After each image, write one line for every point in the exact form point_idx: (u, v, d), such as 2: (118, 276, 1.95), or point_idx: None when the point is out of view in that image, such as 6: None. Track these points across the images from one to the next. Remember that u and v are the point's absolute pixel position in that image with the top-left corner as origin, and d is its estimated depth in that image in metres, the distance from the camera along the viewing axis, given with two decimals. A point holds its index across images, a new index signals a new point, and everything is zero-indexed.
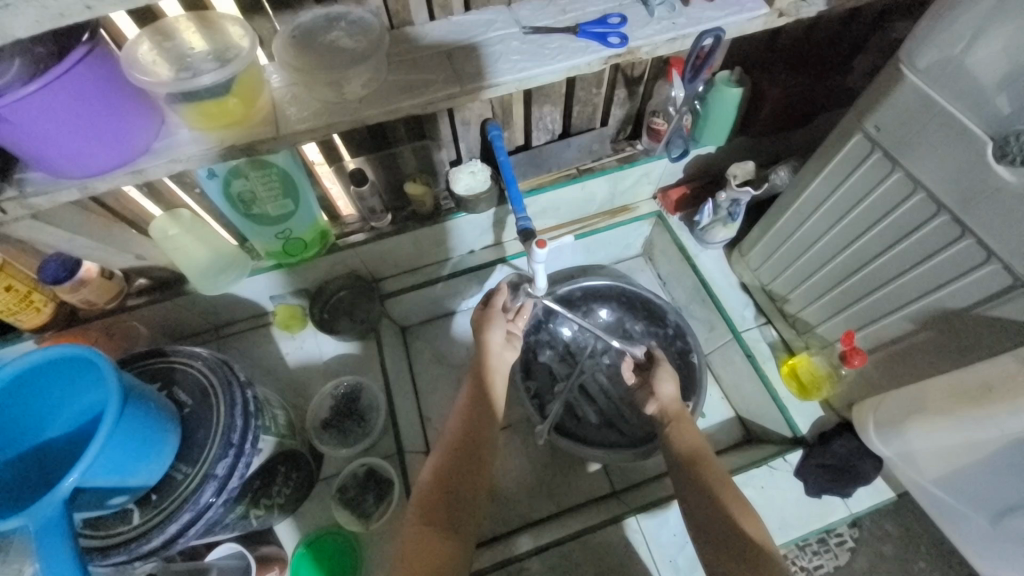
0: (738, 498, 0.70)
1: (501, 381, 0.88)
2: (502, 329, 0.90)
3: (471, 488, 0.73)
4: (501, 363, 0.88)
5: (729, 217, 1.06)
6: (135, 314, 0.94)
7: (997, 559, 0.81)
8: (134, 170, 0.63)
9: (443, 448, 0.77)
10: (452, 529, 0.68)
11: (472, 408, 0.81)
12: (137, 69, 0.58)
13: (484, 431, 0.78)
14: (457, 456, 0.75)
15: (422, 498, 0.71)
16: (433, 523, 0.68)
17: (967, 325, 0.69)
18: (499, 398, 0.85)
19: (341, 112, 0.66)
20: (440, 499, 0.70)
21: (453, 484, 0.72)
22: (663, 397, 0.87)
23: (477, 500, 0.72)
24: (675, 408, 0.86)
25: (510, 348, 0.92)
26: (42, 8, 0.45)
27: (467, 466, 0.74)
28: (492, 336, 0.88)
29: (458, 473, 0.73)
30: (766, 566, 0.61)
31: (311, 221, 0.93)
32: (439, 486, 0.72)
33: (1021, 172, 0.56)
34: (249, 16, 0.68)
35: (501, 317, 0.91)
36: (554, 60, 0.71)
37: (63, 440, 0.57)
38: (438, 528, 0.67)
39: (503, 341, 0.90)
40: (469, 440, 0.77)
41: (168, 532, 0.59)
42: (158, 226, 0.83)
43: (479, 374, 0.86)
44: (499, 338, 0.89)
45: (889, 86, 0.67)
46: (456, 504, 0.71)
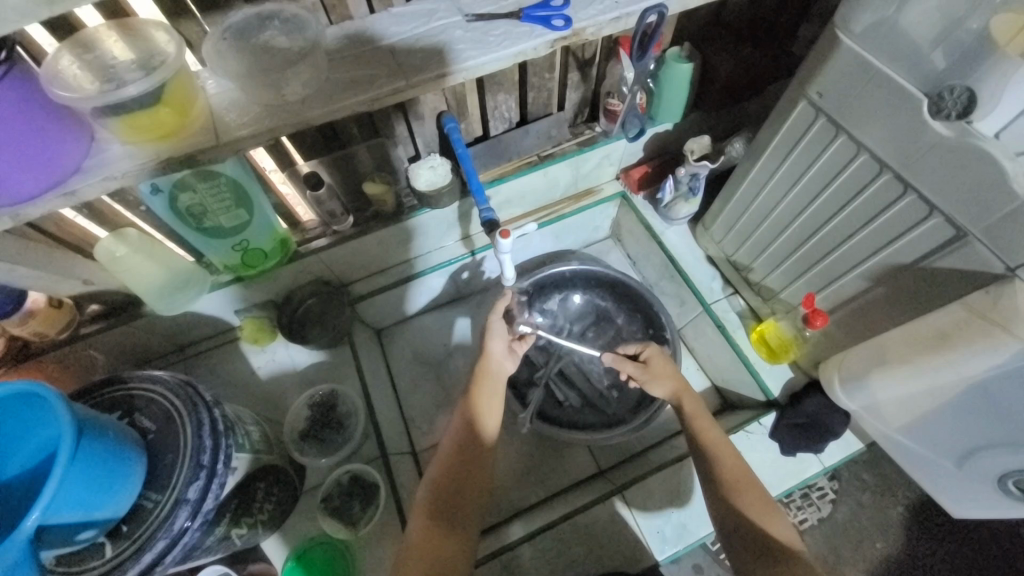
0: (757, 495, 0.70)
1: (498, 389, 0.84)
2: (504, 339, 0.88)
3: (473, 488, 0.73)
4: (500, 372, 0.86)
5: (690, 193, 1.07)
6: (91, 343, 0.90)
7: (964, 498, 0.86)
8: (66, 192, 0.59)
9: (447, 449, 0.77)
10: (454, 526, 0.70)
11: (472, 407, 0.81)
12: (58, 86, 0.55)
13: (469, 428, 0.78)
14: (458, 457, 0.75)
15: (426, 496, 0.72)
16: (437, 521, 0.70)
17: (914, 279, 0.72)
18: (485, 404, 0.81)
19: (285, 114, 0.64)
20: (442, 500, 0.72)
21: (455, 485, 0.73)
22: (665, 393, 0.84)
23: (477, 499, 0.73)
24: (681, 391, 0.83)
25: (511, 358, 0.89)
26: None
27: (468, 466, 0.75)
28: (492, 344, 0.87)
29: (458, 474, 0.74)
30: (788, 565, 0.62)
31: (269, 230, 0.90)
32: (445, 486, 0.72)
33: (957, 126, 0.59)
34: (175, 20, 0.64)
35: (502, 326, 0.90)
36: (499, 47, 0.69)
37: (18, 482, 0.54)
38: (441, 527, 0.69)
39: (506, 350, 0.89)
40: (468, 441, 0.77)
41: (142, 562, 0.57)
42: (103, 248, 0.80)
43: (481, 383, 0.83)
44: (501, 348, 0.88)
45: (828, 52, 0.68)
46: (457, 503, 0.72)
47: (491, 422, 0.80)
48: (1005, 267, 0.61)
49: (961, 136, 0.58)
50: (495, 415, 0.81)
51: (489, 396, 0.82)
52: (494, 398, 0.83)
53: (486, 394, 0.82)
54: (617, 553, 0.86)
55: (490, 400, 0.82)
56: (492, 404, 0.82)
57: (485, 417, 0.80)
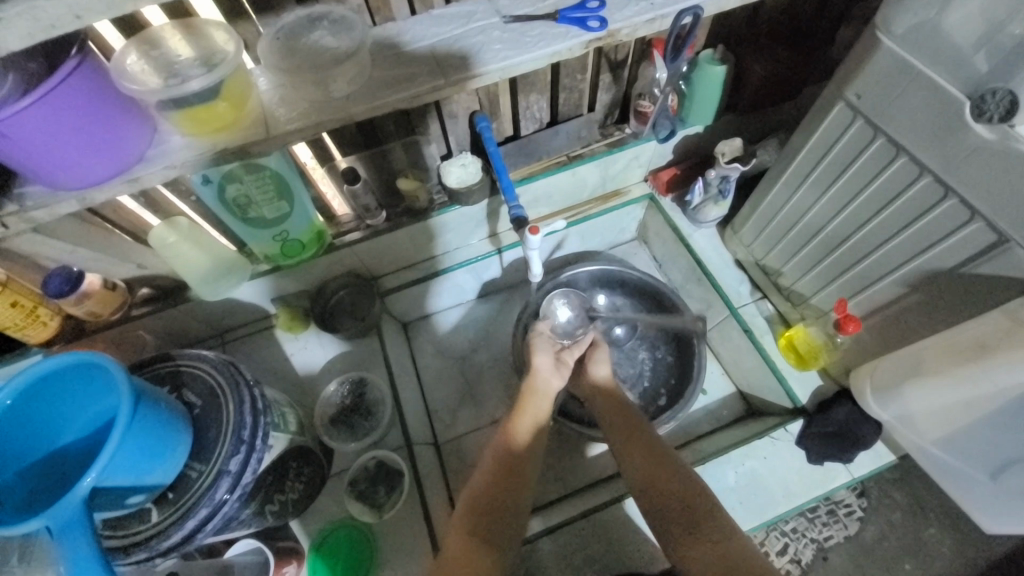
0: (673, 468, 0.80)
1: (545, 408, 0.88)
2: (549, 355, 0.94)
3: (511, 505, 0.75)
4: (548, 390, 0.90)
5: (719, 195, 1.07)
6: (140, 324, 0.95)
7: (1002, 517, 0.83)
8: (129, 178, 0.64)
9: (485, 467, 0.78)
10: (493, 544, 0.71)
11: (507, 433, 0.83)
12: (127, 80, 0.59)
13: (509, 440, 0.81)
14: (498, 474, 0.77)
15: (466, 511, 0.74)
16: (475, 537, 0.70)
17: (953, 285, 0.70)
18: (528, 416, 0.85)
19: (329, 110, 0.68)
20: (483, 518, 0.73)
21: (496, 501, 0.74)
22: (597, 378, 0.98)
23: (516, 505, 0.75)
24: (610, 390, 0.96)
25: (558, 374, 0.94)
26: (33, 20, 0.46)
27: (507, 484, 0.76)
28: (539, 360, 0.94)
29: (499, 491, 0.75)
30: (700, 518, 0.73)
31: (307, 223, 0.94)
32: (485, 503, 0.74)
33: (999, 130, 0.57)
34: (232, 20, 0.69)
35: (546, 343, 0.97)
36: (535, 47, 0.71)
37: (80, 444, 0.58)
38: (481, 544, 0.70)
39: (551, 365, 0.93)
40: (509, 461, 0.78)
41: (186, 528, 0.61)
42: (158, 235, 0.85)
43: (529, 398, 0.88)
44: (546, 362, 0.93)
45: (867, 53, 0.67)
46: (496, 522, 0.73)
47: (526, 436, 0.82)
48: None
49: (1004, 139, 0.57)
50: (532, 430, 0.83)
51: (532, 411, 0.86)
52: (537, 415, 0.86)
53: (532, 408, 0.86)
54: (634, 552, 0.86)
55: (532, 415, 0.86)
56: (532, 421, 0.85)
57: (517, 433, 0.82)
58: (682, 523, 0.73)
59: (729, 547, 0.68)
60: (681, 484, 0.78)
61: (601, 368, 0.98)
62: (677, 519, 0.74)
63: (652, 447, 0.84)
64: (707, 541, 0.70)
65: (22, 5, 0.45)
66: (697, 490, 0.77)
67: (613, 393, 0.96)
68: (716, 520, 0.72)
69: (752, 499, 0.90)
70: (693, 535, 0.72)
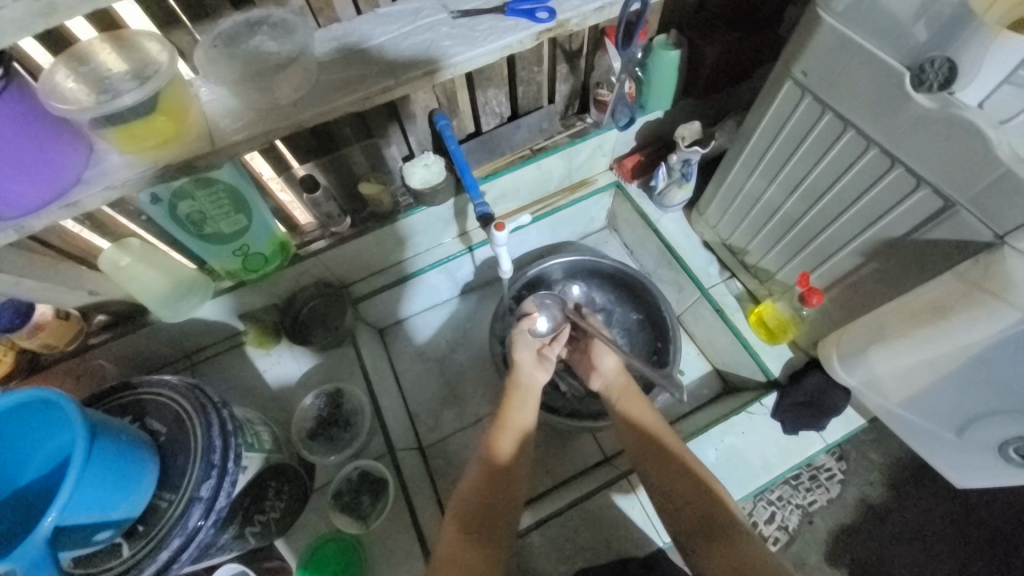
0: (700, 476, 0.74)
1: (530, 400, 0.88)
2: (531, 349, 0.93)
3: (502, 505, 0.74)
4: (532, 383, 0.90)
5: (682, 178, 1.08)
6: (100, 353, 0.91)
7: (969, 469, 0.86)
8: (68, 203, 0.60)
9: (475, 472, 0.77)
10: (487, 543, 0.70)
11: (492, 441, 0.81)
12: (56, 99, 0.56)
13: (494, 445, 0.80)
14: (486, 477, 0.76)
15: (460, 507, 0.73)
16: (468, 535, 0.70)
17: (907, 252, 0.72)
18: (510, 422, 0.84)
19: (277, 117, 0.66)
20: (476, 517, 0.71)
21: (490, 502, 0.74)
22: (606, 371, 0.93)
23: (509, 503, 0.75)
24: (621, 384, 0.91)
25: (541, 367, 0.93)
26: None
27: (497, 486, 0.75)
28: (522, 356, 0.92)
29: (490, 494, 0.74)
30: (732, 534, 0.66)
31: (267, 235, 0.91)
32: (477, 505, 0.73)
33: (939, 98, 0.60)
34: (165, 30, 0.66)
35: (528, 338, 0.95)
36: (486, 41, 0.70)
37: (39, 484, 0.55)
38: (473, 543, 0.69)
39: (534, 360, 0.93)
40: (494, 463, 0.77)
41: (160, 559, 0.59)
42: (108, 258, 0.81)
43: (514, 394, 0.87)
44: (529, 358, 0.92)
45: (810, 31, 0.69)
46: (489, 522, 0.72)
47: (510, 443, 0.80)
48: (994, 234, 0.61)
49: (944, 107, 0.59)
50: (513, 431, 0.82)
51: (516, 407, 0.85)
52: (523, 410, 0.86)
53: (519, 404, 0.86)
54: (623, 536, 0.87)
55: (517, 417, 0.84)
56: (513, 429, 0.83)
57: (501, 438, 0.81)
58: (709, 537, 0.67)
59: (748, 557, 0.62)
60: (697, 489, 0.72)
61: (609, 359, 0.94)
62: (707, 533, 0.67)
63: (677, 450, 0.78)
64: (725, 551, 0.64)
65: None
66: (718, 498, 0.71)
67: (625, 386, 0.90)
68: (734, 528, 0.67)
69: (734, 473, 0.92)
70: (710, 544, 0.66)
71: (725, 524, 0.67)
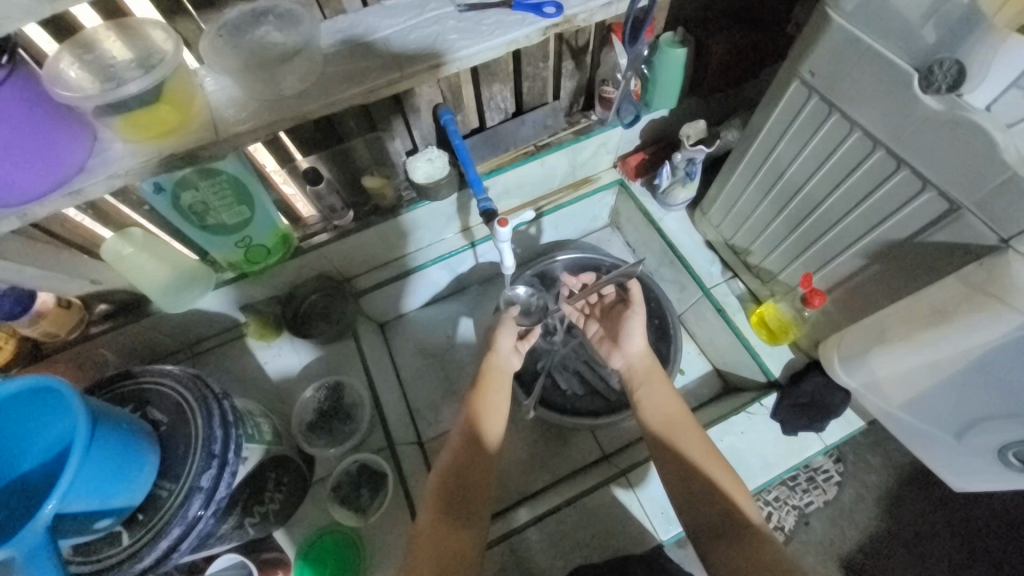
0: (723, 471, 0.73)
1: (505, 385, 0.87)
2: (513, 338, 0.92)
3: (481, 475, 0.75)
4: (507, 368, 0.90)
5: (687, 177, 1.07)
6: (101, 342, 0.91)
7: (968, 473, 0.86)
8: (72, 191, 0.60)
9: (458, 443, 0.78)
10: (465, 520, 0.70)
11: (481, 414, 0.81)
12: (60, 85, 0.56)
13: (483, 423, 0.80)
14: (468, 449, 0.76)
15: (434, 488, 0.73)
16: (445, 513, 0.70)
17: (911, 254, 0.72)
18: (490, 399, 0.83)
19: (282, 109, 0.65)
20: (449, 494, 0.72)
21: (473, 474, 0.74)
22: (631, 354, 0.90)
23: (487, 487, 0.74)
24: (645, 369, 0.88)
25: (516, 356, 0.93)
26: None
27: (479, 457, 0.76)
28: (502, 341, 0.92)
29: (471, 463, 0.75)
30: (746, 534, 0.65)
31: (270, 227, 0.91)
32: (456, 476, 0.74)
33: (947, 100, 0.59)
34: (170, 18, 0.65)
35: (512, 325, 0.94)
36: (492, 36, 0.70)
37: (39, 471, 0.55)
38: (451, 520, 0.70)
39: (513, 348, 0.93)
40: (478, 438, 0.78)
41: (159, 548, 0.59)
42: (111, 247, 0.81)
43: (490, 378, 0.87)
44: (509, 345, 0.92)
45: (819, 31, 0.68)
46: (470, 496, 0.72)
47: (498, 416, 0.82)
48: (999, 238, 0.61)
49: (952, 108, 0.59)
50: (500, 410, 0.83)
51: (497, 387, 0.85)
52: (501, 390, 0.86)
53: (495, 387, 0.85)
54: (620, 534, 0.87)
55: (495, 393, 0.84)
56: (498, 405, 0.83)
57: (490, 413, 0.81)
58: (726, 537, 0.66)
59: (760, 556, 0.62)
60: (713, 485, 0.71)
61: (636, 340, 0.90)
62: (721, 533, 0.67)
63: (700, 442, 0.76)
64: (738, 550, 0.64)
65: None
66: (735, 497, 0.69)
67: (649, 370, 0.87)
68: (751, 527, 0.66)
69: None
70: (724, 541, 0.66)
71: (739, 523, 0.67)
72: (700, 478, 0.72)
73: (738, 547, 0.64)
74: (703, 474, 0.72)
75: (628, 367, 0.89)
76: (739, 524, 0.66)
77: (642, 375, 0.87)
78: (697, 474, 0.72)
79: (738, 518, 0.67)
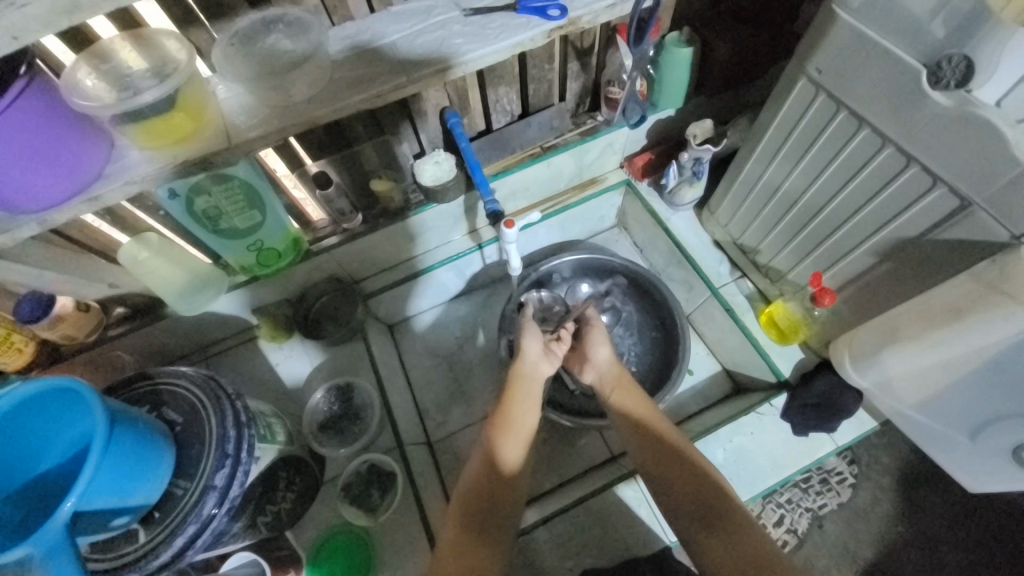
0: (706, 464, 0.73)
1: (535, 392, 0.85)
2: (539, 339, 0.91)
3: (505, 488, 0.74)
4: (536, 374, 0.88)
5: (693, 177, 1.07)
6: (118, 344, 0.93)
7: (982, 473, 0.85)
8: (89, 197, 0.62)
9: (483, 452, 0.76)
10: (487, 533, 0.70)
11: (509, 420, 0.79)
12: (78, 95, 0.57)
13: (511, 427, 0.79)
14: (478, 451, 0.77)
15: (459, 499, 0.73)
16: (470, 531, 0.70)
17: (921, 252, 0.71)
18: (523, 406, 0.82)
19: (291, 114, 0.67)
20: (475, 506, 0.72)
21: (490, 488, 0.73)
22: (598, 363, 0.90)
23: (508, 490, 0.74)
24: (616, 376, 0.89)
25: (546, 360, 0.91)
26: None
27: (493, 469, 0.75)
28: (528, 346, 0.90)
29: (490, 480, 0.74)
30: (743, 523, 0.65)
31: (281, 230, 0.93)
32: (475, 492, 0.73)
33: (956, 96, 0.59)
34: (184, 28, 0.67)
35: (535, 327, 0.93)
36: (497, 39, 0.71)
37: (59, 470, 0.56)
38: (473, 537, 0.69)
39: (541, 351, 0.90)
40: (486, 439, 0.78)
41: (175, 545, 0.60)
42: (126, 253, 0.83)
43: (519, 385, 0.85)
44: (536, 348, 0.90)
45: (826, 27, 0.68)
46: (491, 506, 0.73)
47: (521, 428, 0.80)
48: (1011, 235, 0.60)
49: (961, 104, 0.58)
50: (531, 419, 0.81)
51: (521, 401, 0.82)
52: (528, 406, 0.82)
53: (525, 395, 0.83)
54: (630, 535, 0.87)
55: (527, 401, 0.83)
56: (530, 409, 0.82)
57: (521, 420, 0.80)
58: (722, 528, 0.66)
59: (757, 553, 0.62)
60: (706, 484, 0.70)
61: (602, 350, 0.91)
62: (715, 525, 0.66)
63: (678, 438, 0.76)
64: (737, 540, 0.64)
65: None
66: (722, 484, 0.70)
67: (619, 376, 0.88)
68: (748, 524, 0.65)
69: (742, 473, 0.91)
70: (717, 539, 0.65)
71: (735, 520, 0.66)
72: (684, 472, 0.71)
73: (737, 537, 0.64)
74: (687, 467, 0.72)
75: (600, 376, 0.90)
76: (734, 513, 0.67)
77: (615, 382, 0.87)
78: (682, 467, 0.72)
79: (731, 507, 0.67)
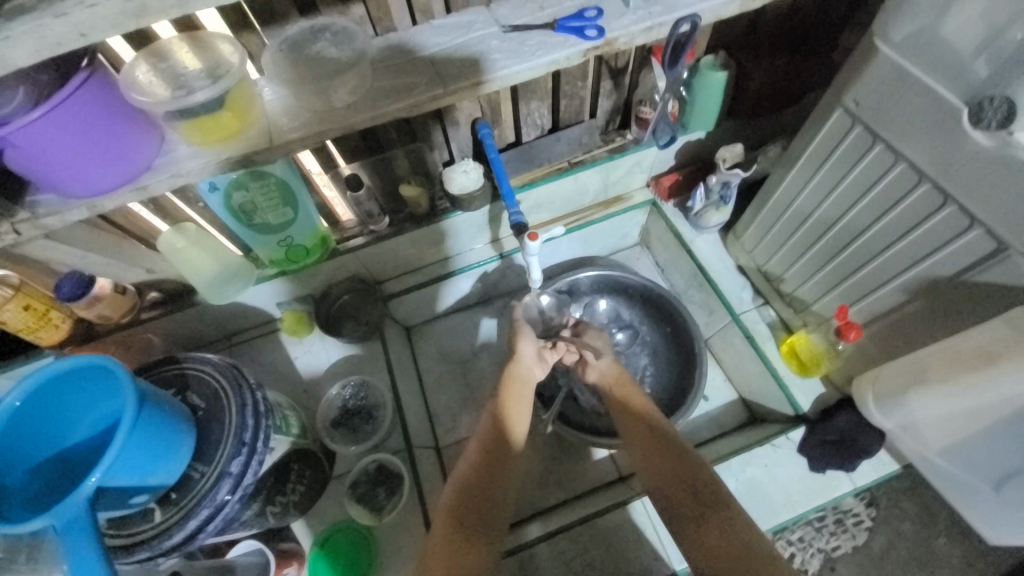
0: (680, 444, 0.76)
1: (526, 396, 0.88)
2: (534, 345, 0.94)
3: (495, 488, 0.75)
4: (529, 378, 0.91)
5: (721, 201, 1.08)
6: (149, 327, 0.97)
7: (1001, 525, 0.81)
8: (137, 187, 0.65)
9: (475, 451, 0.79)
10: (477, 538, 0.69)
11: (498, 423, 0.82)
12: (136, 91, 0.61)
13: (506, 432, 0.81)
14: (484, 461, 0.77)
15: (450, 503, 0.73)
16: (458, 538, 0.68)
17: (955, 293, 0.70)
18: (513, 409, 0.84)
19: (331, 119, 0.69)
20: (464, 508, 0.72)
21: (485, 484, 0.75)
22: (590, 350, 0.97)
23: (501, 490, 0.75)
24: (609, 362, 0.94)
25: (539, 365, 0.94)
26: (40, 38, 0.47)
27: (493, 477, 0.76)
28: (524, 349, 0.93)
29: (485, 477, 0.75)
30: (709, 500, 0.68)
31: (311, 228, 0.96)
32: (470, 483, 0.74)
33: (998, 137, 0.57)
34: (237, 33, 0.71)
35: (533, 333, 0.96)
36: (534, 56, 0.72)
37: (87, 444, 0.59)
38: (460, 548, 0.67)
39: (535, 355, 0.94)
40: (489, 447, 0.79)
41: (188, 528, 0.63)
42: (165, 240, 0.87)
43: (513, 389, 0.88)
44: (532, 352, 0.93)
45: (866, 60, 0.67)
46: (479, 513, 0.72)
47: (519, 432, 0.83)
48: None
49: (1002, 146, 0.57)
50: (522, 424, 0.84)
51: (518, 404, 0.85)
52: (522, 410, 0.86)
53: (518, 401, 0.86)
54: (634, 559, 0.85)
55: (520, 405, 0.86)
56: (522, 412, 0.85)
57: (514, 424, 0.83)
58: (688, 503, 0.69)
59: (721, 533, 0.64)
60: (692, 472, 0.72)
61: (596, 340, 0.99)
62: (682, 500, 0.70)
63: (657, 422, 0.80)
64: (698, 516, 0.67)
65: (29, 23, 0.45)
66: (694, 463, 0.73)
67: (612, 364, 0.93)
68: (723, 507, 0.67)
69: (753, 505, 0.89)
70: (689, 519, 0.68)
71: (702, 497, 0.69)
72: (658, 449, 0.76)
73: (700, 512, 0.67)
74: (660, 446, 0.76)
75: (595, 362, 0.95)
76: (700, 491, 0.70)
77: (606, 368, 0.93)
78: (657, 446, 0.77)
79: (699, 485, 0.70)
